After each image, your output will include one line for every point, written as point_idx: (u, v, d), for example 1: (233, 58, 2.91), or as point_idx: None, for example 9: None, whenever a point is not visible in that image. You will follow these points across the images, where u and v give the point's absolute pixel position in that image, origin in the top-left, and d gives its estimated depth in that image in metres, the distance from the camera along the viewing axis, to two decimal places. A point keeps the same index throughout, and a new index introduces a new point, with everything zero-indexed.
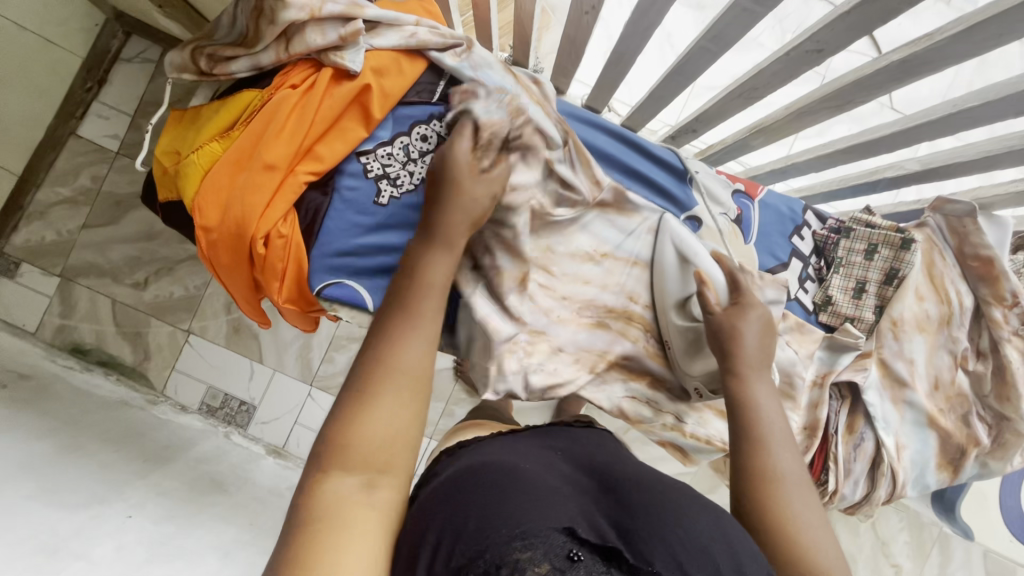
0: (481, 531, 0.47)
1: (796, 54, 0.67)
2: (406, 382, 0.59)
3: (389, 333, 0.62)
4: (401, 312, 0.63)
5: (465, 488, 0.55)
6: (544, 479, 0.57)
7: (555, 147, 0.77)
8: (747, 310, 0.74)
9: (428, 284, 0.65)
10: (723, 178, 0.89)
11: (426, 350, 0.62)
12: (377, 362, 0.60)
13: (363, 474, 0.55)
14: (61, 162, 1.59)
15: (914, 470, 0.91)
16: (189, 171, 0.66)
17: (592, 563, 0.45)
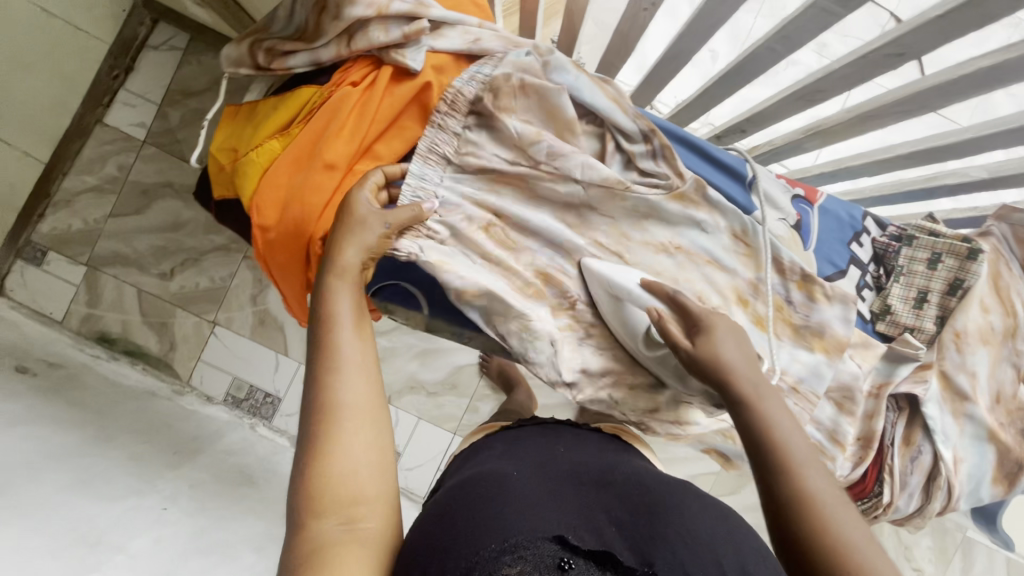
0: (470, 544, 0.50)
1: (874, 57, 0.65)
2: (348, 421, 0.57)
3: (320, 377, 0.58)
4: (324, 354, 0.59)
5: (457, 504, 0.57)
6: (538, 487, 0.59)
7: (636, 140, 0.74)
8: (717, 324, 0.68)
9: (345, 312, 0.61)
10: (782, 181, 0.80)
11: (360, 378, 0.59)
12: (316, 408, 0.57)
13: (340, 515, 0.54)
14: (88, 150, 1.58)
15: (971, 484, 0.80)
16: (248, 169, 0.65)
17: (583, 569, 0.48)
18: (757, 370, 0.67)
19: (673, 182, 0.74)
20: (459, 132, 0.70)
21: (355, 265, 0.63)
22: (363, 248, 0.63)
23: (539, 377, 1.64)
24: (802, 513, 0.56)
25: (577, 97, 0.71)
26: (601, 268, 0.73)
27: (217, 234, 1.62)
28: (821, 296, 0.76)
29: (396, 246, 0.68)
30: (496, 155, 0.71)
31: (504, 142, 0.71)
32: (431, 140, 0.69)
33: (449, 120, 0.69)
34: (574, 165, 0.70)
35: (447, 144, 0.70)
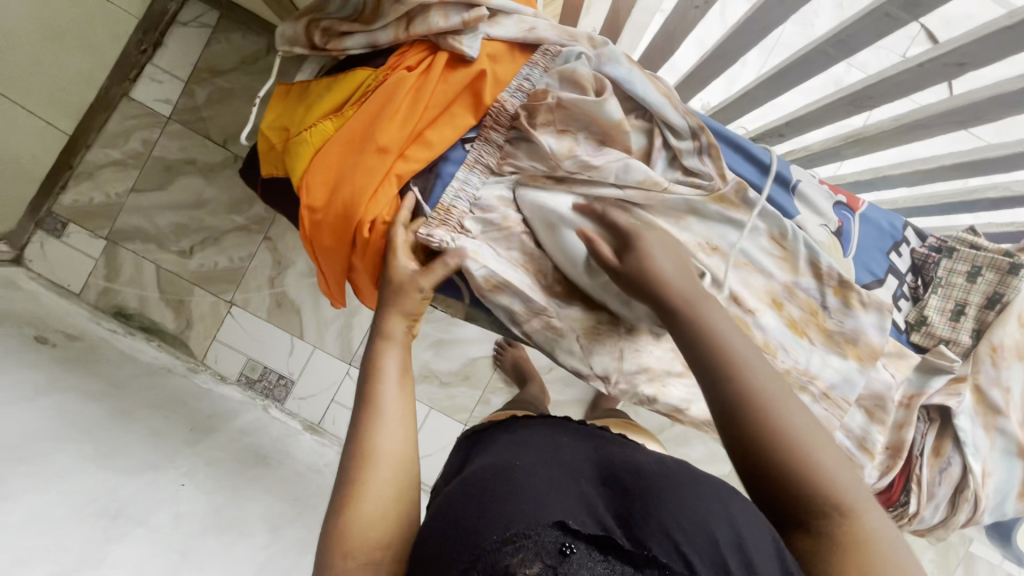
0: (474, 535, 0.49)
1: (933, 66, 0.65)
2: (387, 468, 0.58)
3: (363, 427, 0.60)
4: (368, 404, 0.62)
5: (457, 495, 0.55)
6: (540, 472, 0.57)
7: (684, 138, 0.72)
8: (644, 237, 0.66)
9: (390, 368, 0.64)
10: (825, 187, 0.79)
11: (403, 431, 0.61)
12: (357, 454, 0.58)
13: (365, 556, 0.53)
14: (112, 124, 1.58)
15: (996, 498, 0.79)
16: (299, 149, 0.65)
17: (585, 556, 0.46)
18: (693, 279, 0.64)
19: (716, 184, 0.72)
20: (502, 144, 0.71)
21: (401, 334, 0.67)
22: (405, 313, 0.67)
23: (553, 373, 1.64)
24: (748, 414, 0.54)
25: (628, 92, 0.71)
26: (535, 196, 0.71)
27: (237, 214, 1.61)
28: (858, 303, 0.74)
29: (430, 234, 0.67)
30: (530, 162, 0.71)
31: (536, 155, 0.71)
32: (478, 151, 0.71)
33: (493, 133, 0.71)
34: (612, 171, 0.69)
35: (488, 153, 0.71)
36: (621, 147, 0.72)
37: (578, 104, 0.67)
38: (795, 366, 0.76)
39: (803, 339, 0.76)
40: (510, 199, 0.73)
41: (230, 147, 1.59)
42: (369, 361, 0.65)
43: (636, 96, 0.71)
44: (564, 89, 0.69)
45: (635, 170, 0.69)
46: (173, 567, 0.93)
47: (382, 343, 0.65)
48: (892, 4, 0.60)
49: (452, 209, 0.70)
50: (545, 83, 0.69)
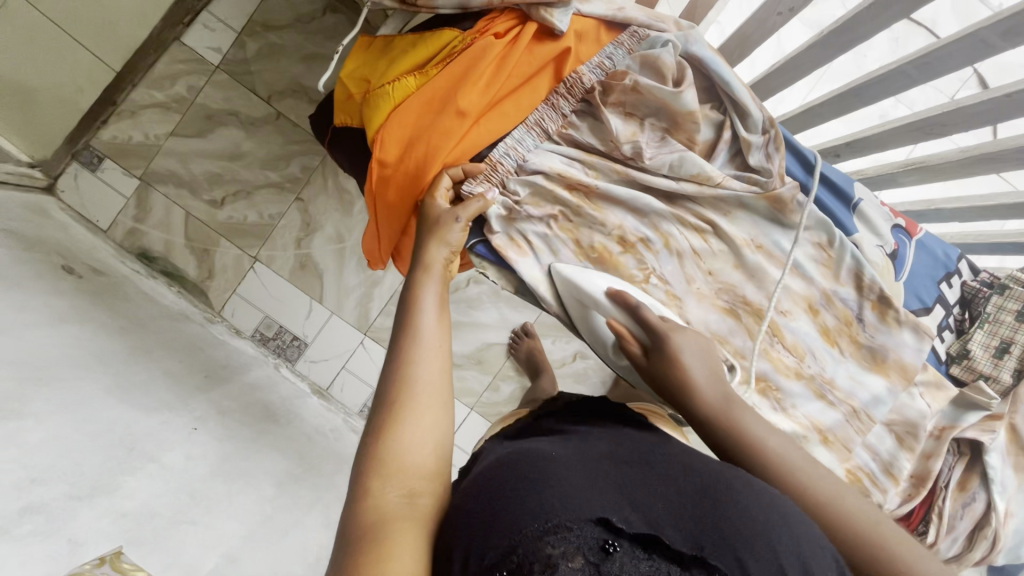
0: (512, 523, 0.46)
1: (1020, 97, 0.65)
2: (422, 397, 0.57)
3: (398, 353, 0.60)
4: (405, 334, 0.60)
5: (491, 479, 0.53)
6: (579, 459, 0.54)
7: (755, 131, 0.71)
8: (675, 339, 0.64)
9: (428, 298, 0.63)
10: (886, 209, 0.79)
11: (438, 360, 0.60)
12: (395, 382, 0.58)
13: (402, 484, 0.53)
14: (161, 66, 1.57)
15: (1014, 541, 0.78)
16: (379, 101, 0.64)
17: (627, 555, 0.45)
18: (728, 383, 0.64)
19: (773, 182, 0.71)
20: (567, 113, 0.70)
21: (441, 262, 0.64)
22: (446, 244, 0.64)
23: (564, 369, 1.64)
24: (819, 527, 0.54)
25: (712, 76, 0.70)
26: (574, 275, 0.70)
27: (273, 170, 1.61)
28: (893, 321, 0.75)
29: (468, 187, 0.67)
30: (591, 138, 0.71)
31: (599, 133, 0.71)
32: (540, 114, 0.69)
33: (561, 100, 0.69)
34: (664, 163, 0.69)
35: (551, 119, 0.70)
36: (684, 137, 0.70)
37: (655, 92, 0.66)
38: (820, 373, 0.76)
39: (834, 348, 0.77)
40: (559, 167, 0.69)
41: (275, 104, 1.59)
42: (407, 290, 0.64)
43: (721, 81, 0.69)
44: (645, 73, 0.68)
45: (689, 164, 0.69)
46: (182, 506, 0.92)
47: (419, 275, 0.64)
48: (991, 30, 0.63)
49: (499, 165, 0.69)
50: (626, 64, 0.69)
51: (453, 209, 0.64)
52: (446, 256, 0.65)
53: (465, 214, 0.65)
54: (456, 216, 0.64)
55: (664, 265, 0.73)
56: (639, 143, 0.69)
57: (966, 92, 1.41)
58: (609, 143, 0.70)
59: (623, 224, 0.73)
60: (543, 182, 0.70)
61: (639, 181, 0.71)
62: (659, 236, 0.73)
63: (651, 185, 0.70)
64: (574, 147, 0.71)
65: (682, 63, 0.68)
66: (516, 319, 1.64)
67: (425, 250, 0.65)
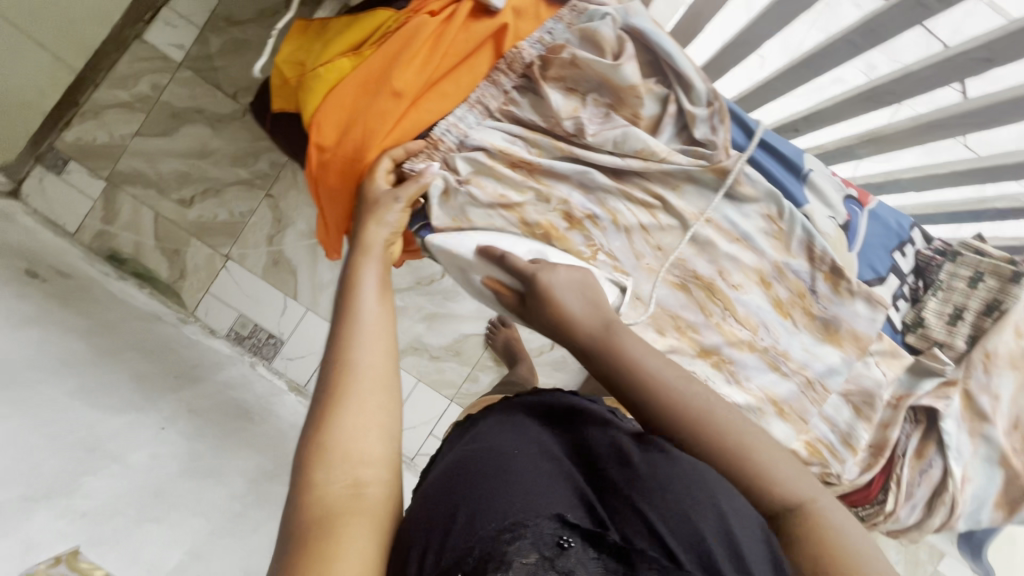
0: (470, 523, 0.46)
1: (960, 60, 0.67)
2: (363, 382, 0.55)
3: (337, 341, 0.57)
4: (345, 320, 0.59)
5: (450, 477, 0.52)
6: (542, 452, 0.53)
7: (699, 105, 0.70)
8: (544, 277, 0.63)
9: (370, 281, 0.62)
10: (838, 180, 0.78)
11: (380, 345, 0.58)
12: (333, 370, 0.55)
13: (347, 475, 0.50)
14: (122, 65, 1.55)
15: (971, 506, 0.79)
16: (314, 84, 0.63)
17: (582, 552, 0.44)
18: (610, 312, 0.61)
19: (719, 155, 0.71)
20: (509, 90, 0.69)
21: (381, 242, 0.64)
22: (385, 224, 0.64)
23: (542, 357, 1.63)
24: (698, 444, 0.53)
25: (655, 48, 0.69)
26: (443, 241, 0.71)
27: (241, 167, 1.59)
28: (846, 292, 0.75)
29: (411, 163, 0.67)
30: (532, 114, 0.70)
31: (540, 110, 0.70)
32: (480, 93, 0.69)
33: (502, 77, 0.69)
34: (607, 139, 0.69)
35: (492, 98, 0.69)
36: (628, 112, 0.70)
37: (594, 66, 0.66)
38: (774, 345, 0.77)
39: (787, 320, 0.77)
40: (500, 144, 0.69)
41: (241, 100, 1.57)
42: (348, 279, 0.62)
43: (665, 53, 0.68)
44: (584, 48, 0.68)
45: (633, 139, 0.69)
46: (146, 504, 0.91)
47: (356, 261, 0.63)
48: None
49: (440, 143, 0.69)
50: (566, 38, 0.68)
51: (392, 191, 0.64)
52: (386, 238, 0.64)
53: (414, 191, 0.65)
54: (396, 197, 0.64)
55: (612, 241, 0.74)
56: (581, 118, 0.69)
57: None
58: (549, 120, 0.69)
59: (570, 200, 0.72)
60: (485, 159, 0.69)
61: (583, 158, 0.71)
62: (606, 212, 0.73)
63: (596, 161, 0.71)
64: (516, 124, 0.71)
65: (622, 37, 0.67)
66: (493, 310, 1.63)
67: (363, 231, 0.64)
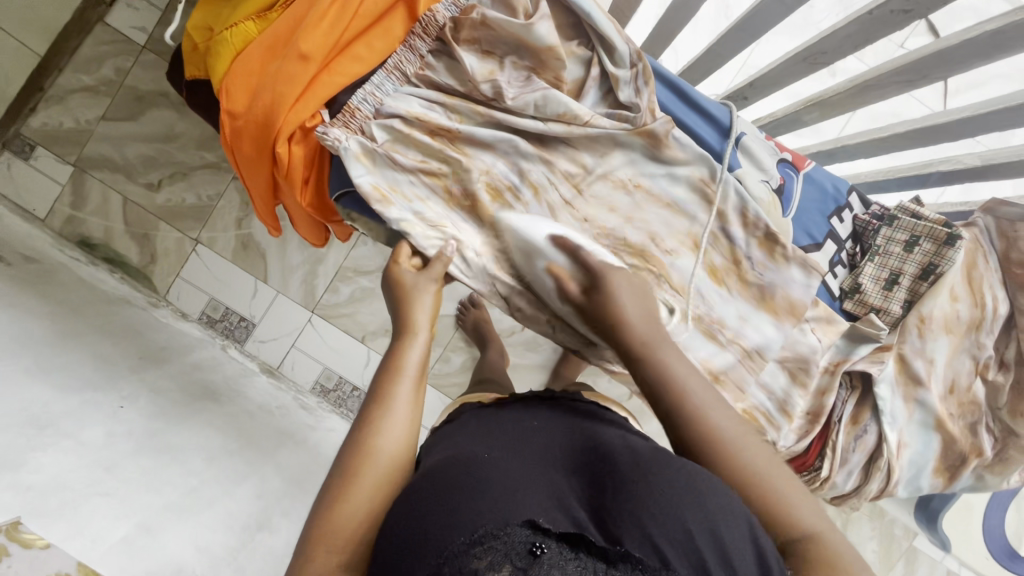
0: (438, 538, 0.45)
1: (880, 14, 0.64)
2: (383, 471, 0.55)
3: (368, 419, 0.58)
4: (377, 400, 0.59)
5: (423, 491, 0.51)
6: (516, 465, 0.53)
7: (622, 66, 0.69)
8: (612, 278, 0.64)
9: (412, 363, 0.62)
10: (771, 144, 0.77)
11: (404, 431, 0.58)
12: (356, 449, 0.56)
13: (339, 554, 0.50)
14: (85, 48, 1.53)
15: (908, 471, 0.79)
16: (221, 49, 0.64)
17: (555, 555, 0.42)
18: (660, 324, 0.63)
19: (643, 117, 0.69)
20: (425, 54, 0.68)
21: (426, 323, 0.65)
22: (427, 306, 0.66)
23: (514, 337, 1.63)
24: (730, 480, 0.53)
25: (574, 8, 0.68)
26: (516, 220, 0.70)
27: (208, 150, 1.59)
28: (781, 257, 0.74)
29: (324, 130, 0.65)
30: (449, 79, 0.69)
31: (456, 73, 0.69)
32: (398, 57, 0.68)
33: (418, 41, 0.67)
34: (528, 103, 0.68)
35: (408, 60, 0.68)
36: (550, 75, 0.69)
37: (505, 25, 0.65)
38: (709, 313, 0.76)
39: (722, 288, 0.76)
40: (418, 111, 0.68)
41: None
42: (390, 354, 0.64)
43: (582, 11, 0.67)
44: (497, 9, 0.67)
45: (554, 101, 0.67)
46: (95, 480, 0.92)
47: (398, 342, 0.64)
48: None
49: (357, 111, 0.68)
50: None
51: (426, 276, 0.67)
52: (429, 313, 0.66)
53: (440, 267, 0.68)
54: (431, 278, 0.68)
55: (536, 215, 0.72)
56: (499, 81, 0.67)
57: (916, 40, 1.25)
58: (467, 84, 0.69)
59: (492, 169, 0.71)
60: (401, 126, 0.68)
61: (504, 123, 0.70)
62: (528, 184, 0.72)
63: (519, 126, 0.69)
64: (435, 90, 0.70)
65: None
66: (463, 291, 1.61)
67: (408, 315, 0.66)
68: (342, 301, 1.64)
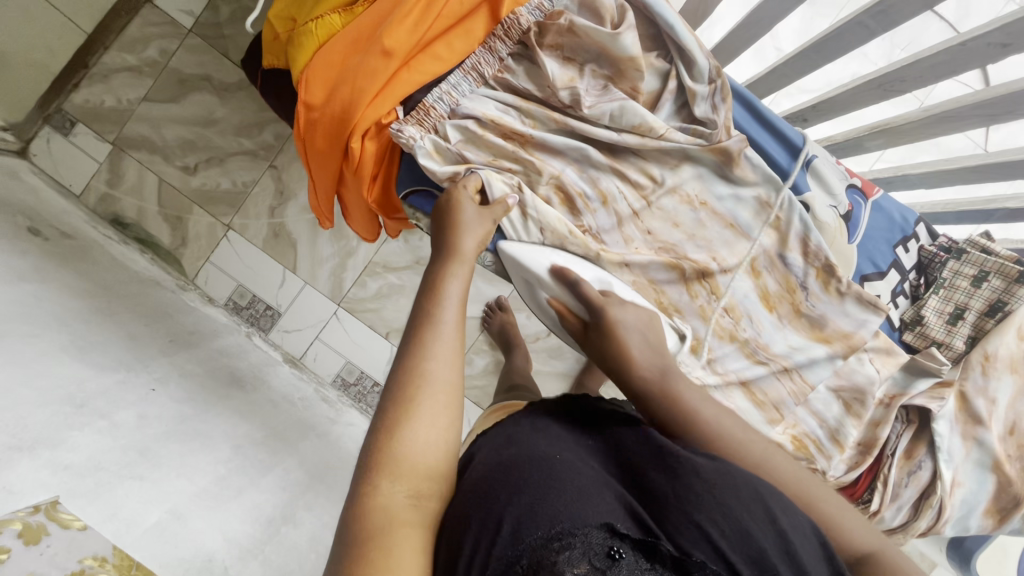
0: (514, 526, 0.43)
1: (974, 46, 0.63)
2: (439, 396, 0.53)
3: (414, 346, 0.55)
4: (423, 325, 0.57)
5: (491, 478, 0.49)
6: (581, 464, 0.51)
7: (701, 81, 0.68)
8: (614, 313, 0.64)
9: (454, 292, 0.59)
10: (841, 168, 0.76)
11: (454, 356, 0.55)
12: (407, 375, 0.53)
13: (411, 484, 0.49)
14: (132, 28, 1.54)
15: (960, 509, 0.76)
16: (304, 41, 0.63)
17: (634, 562, 0.42)
18: (665, 354, 0.63)
19: (719, 135, 0.69)
20: (504, 57, 0.68)
21: (473, 252, 0.63)
22: (475, 235, 0.63)
23: (539, 343, 1.62)
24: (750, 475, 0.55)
25: (658, 20, 0.67)
26: (518, 251, 0.70)
27: (247, 137, 1.59)
28: (836, 291, 0.74)
29: (400, 129, 0.65)
30: (527, 83, 0.68)
31: (535, 78, 0.68)
32: (476, 59, 0.67)
33: (498, 43, 0.67)
34: (604, 112, 0.67)
35: (486, 62, 0.67)
36: (627, 86, 0.68)
37: (592, 33, 0.64)
38: (756, 337, 0.75)
39: (773, 314, 0.75)
40: (493, 113, 0.68)
41: None
42: (432, 279, 0.60)
43: (666, 23, 0.66)
44: (582, 16, 0.66)
45: (631, 113, 0.66)
46: (130, 462, 0.91)
47: (442, 267, 0.61)
48: None
49: (432, 110, 0.67)
50: (565, 5, 0.67)
51: (485, 214, 0.65)
52: (475, 243, 0.63)
53: (499, 211, 0.66)
54: (492, 219, 0.65)
55: (602, 223, 0.72)
56: (579, 87, 0.67)
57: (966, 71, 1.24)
58: (545, 90, 0.68)
59: (562, 175, 0.70)
60: (476, 127, 0.67)
61: (578, 131, 0.69)
62: (598, 193, 0.71)
63: (592, 135, 0.69)
64: (511, 93, 0.69)
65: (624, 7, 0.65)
66: (490, 294, 1.60)
67: (455, 244, 0.62)
68: (369, 296, 1.63)
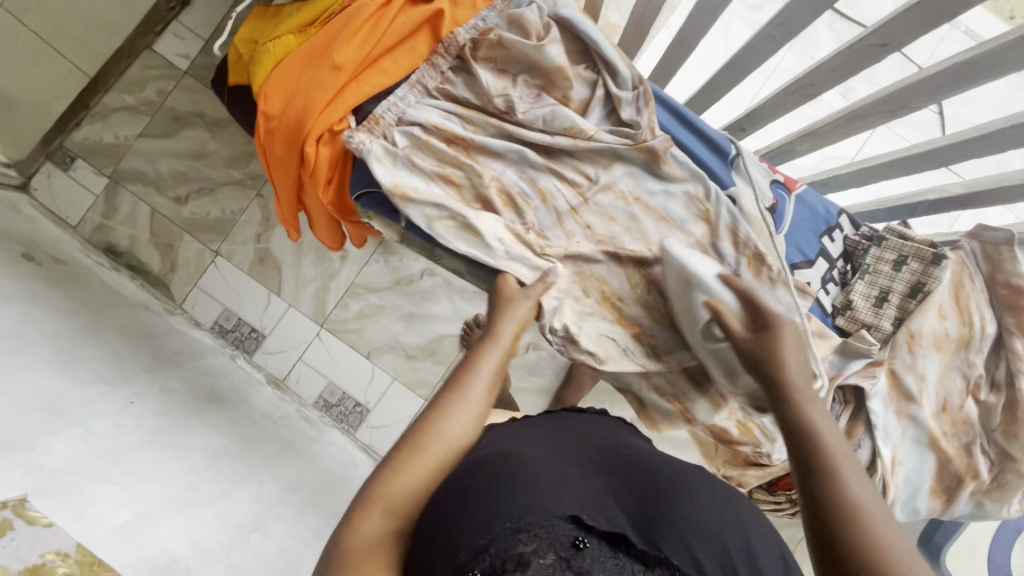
0: (484, 520, 0.47)
1: (859, 47, 0.70)
2: (444, 451, 0.59)
3: (439, 403, 0.63)
4: (451, 388, 0.65)
5: (467, 478, 0.53)
6: (548, 461, 0.55)
7: (625, 88, 0.75)
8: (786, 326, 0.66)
9: (486, 368, 0.67)
10: (764, 166, 0.82)
11: (470, 423, 0.62)
12: (423, 427, 0.60)
13: (391, 521, 0.53)
14: (132, 71, 1.66)
15: (904, 490, 0.79)
16: (264, 58, 0.73)
17: (596, 551, 0.47)
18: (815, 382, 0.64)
19: (643, 134, 0.76)
20: (445, 70, 0.76)
21: (508, 336, 0.70)
22: (514, 321, 0.71)
23: (517, 359, 1.64)
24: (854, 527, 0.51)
25: (580, 34, 0.74)
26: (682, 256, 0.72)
27: (236, 168, 1.68)
28: (768, 279, 0.76)
29: (350, 134, 0.72)
30: (466, 92, 0.76)
31: (473, 87, 0.76)
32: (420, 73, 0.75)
33: (439, 59, 0.75)
34: (537, 117, 0.74)
35: (429, 75, 0.75)
36: (559, 94, 0.76)
37: (518, 45, 0.72)
38: None
39: None
40: (435, 120, 0.75)
41: None
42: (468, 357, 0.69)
43: (587, 36, 0.74)
44: (512, 32, 0.74)
45: (561, 117, 0.74)
46: (101, 467, 0.93)
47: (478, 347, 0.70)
48: None
49: (381, 118, 0.74)
50: (495, 23, 0.75)
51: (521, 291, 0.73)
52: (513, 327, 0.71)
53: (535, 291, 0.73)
54: (526, 296, 0.72)
55: (542, 219, 0.78)
56: (512, 95, 0.74)
57: None
58: (483, 99, 0.75)
59: (503, 177, 0.77)
60: (420, 133, 0.74)
61: (516, 135, 0.76)
62: (537, 192, 0.77)
63: (529, 139, 0.75)
64: (452, 102, 0.77)
65: (551, 25, 0.74)
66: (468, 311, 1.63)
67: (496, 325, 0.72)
68: (351, 317, 1.68)
